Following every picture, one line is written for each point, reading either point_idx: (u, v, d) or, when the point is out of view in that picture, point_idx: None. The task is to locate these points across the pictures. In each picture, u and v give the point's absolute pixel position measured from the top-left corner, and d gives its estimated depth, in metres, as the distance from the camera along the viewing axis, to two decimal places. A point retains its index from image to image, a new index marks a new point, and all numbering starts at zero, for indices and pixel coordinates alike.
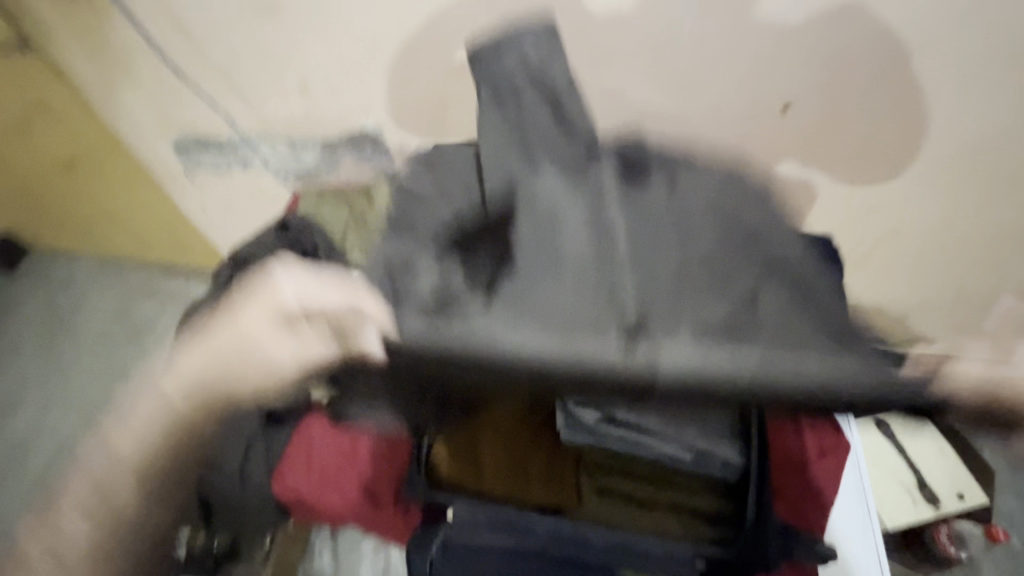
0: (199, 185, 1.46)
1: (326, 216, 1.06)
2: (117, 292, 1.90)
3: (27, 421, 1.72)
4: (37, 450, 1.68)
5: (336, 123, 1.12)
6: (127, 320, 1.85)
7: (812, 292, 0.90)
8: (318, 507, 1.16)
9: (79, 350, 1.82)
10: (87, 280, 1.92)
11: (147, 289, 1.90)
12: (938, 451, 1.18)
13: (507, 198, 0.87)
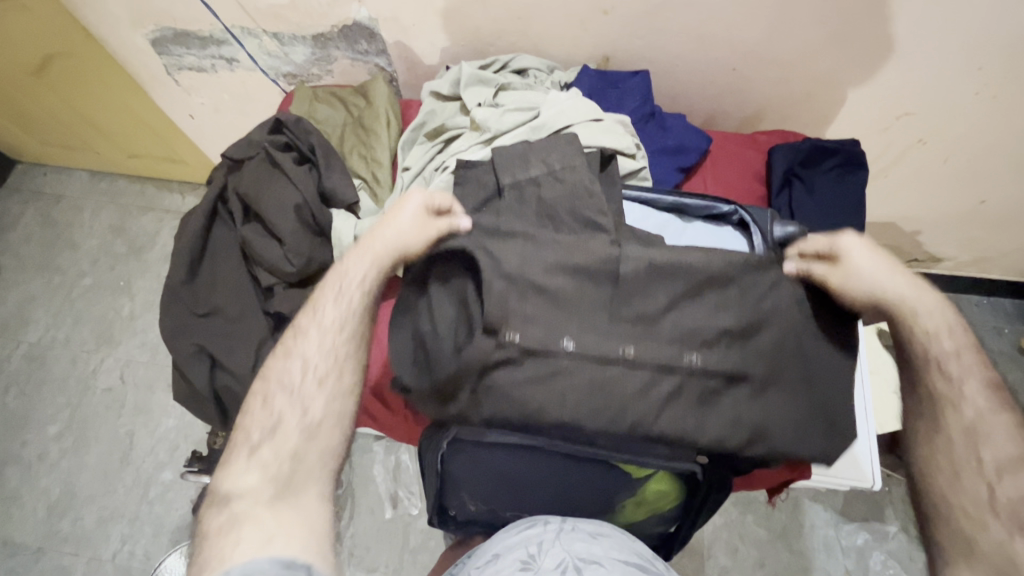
0: (185, 88, 1.37)
1: (320, 114, 0.98)
2: (113, 209, 1.85)
3: (39, 334, 1.69)
4: (54, 358, 1.65)
5: (329, 15, 1.04)
6: (125, 236, 1.80)
7: (821, 194, 0.91)
8: None
9: (79, 265, 1.77)
10: (83, 196, 1.88)
11: (143, 205, 1.85)
12: None
13: (520, 101, 0.87)
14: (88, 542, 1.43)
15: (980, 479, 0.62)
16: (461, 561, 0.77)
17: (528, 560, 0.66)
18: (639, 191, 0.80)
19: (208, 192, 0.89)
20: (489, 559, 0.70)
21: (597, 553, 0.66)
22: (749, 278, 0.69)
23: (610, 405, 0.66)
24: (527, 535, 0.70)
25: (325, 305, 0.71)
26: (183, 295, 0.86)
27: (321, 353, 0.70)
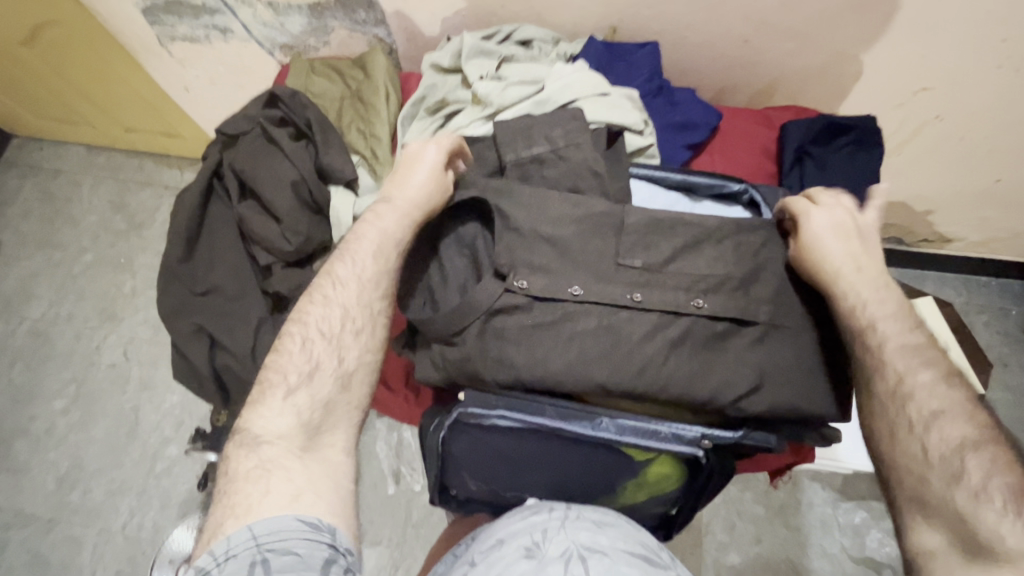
0: (179, 60, 1.33)
1: (317, 87, 0.95)
2: (112, 184, 1.83)
3: (42, 310, 1.69)
4: (58, 334, 1.65)
5: None
6: (124, 212, 1.79)
7: (834, 174, 0.89)
8: None
9: (79, 241, 1.76)
10: (81, 171, 1.85)
11: (142, 180, 1.82)
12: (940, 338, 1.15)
13: (525, 73, 0.84)
14: (98, 514, 1.45)
15: (912, 436, 0.57)
16: (463, 545, 0.77)
17: (533, 547, 0.66)
18: (646, 168, 0.78)
19: (203, 169, 0.87)
20: (492, 545, 0.69)
21: (603, 542, 0.66)
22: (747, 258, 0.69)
23: (615, 352, 0.65)
24: (532, 523, 0.70)
25: (356, 251, 0.68)
26: (181, 272, 0.85)
27: (350, 304, 0.66)
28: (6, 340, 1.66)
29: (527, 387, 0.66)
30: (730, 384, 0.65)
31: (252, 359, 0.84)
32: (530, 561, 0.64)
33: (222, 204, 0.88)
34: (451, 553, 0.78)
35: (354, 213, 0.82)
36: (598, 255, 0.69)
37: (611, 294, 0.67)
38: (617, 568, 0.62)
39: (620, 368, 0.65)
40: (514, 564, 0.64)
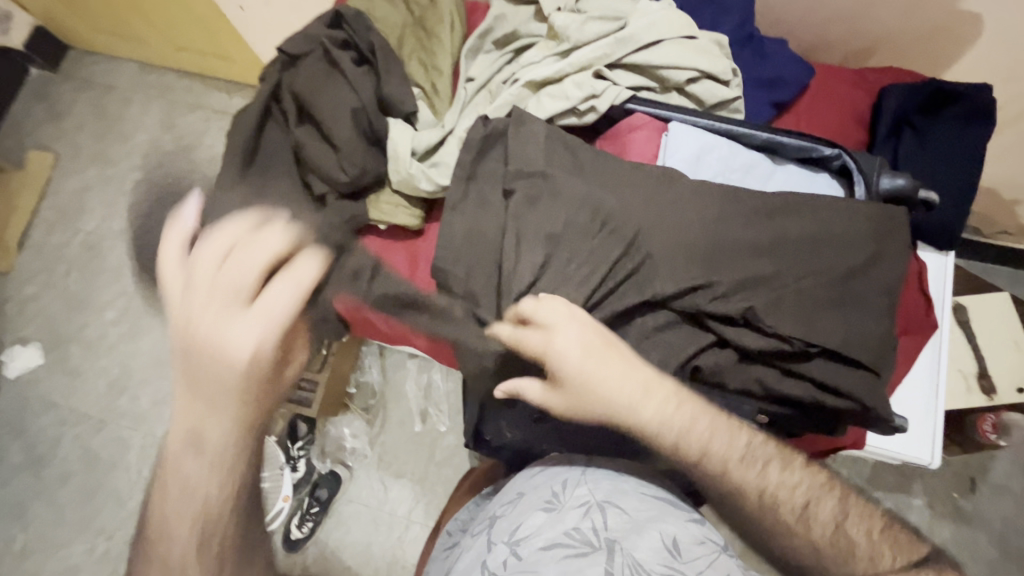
0: None
1: (378, 12, 0.87)
2: (161, 104, 1.83)
3: (96, 223, 1.74)
4: (109, 248, 1.71)
5: None
6: (173, 133, 1.79)
7: (935, 148, 0.81)
8: (368, 325, 0.87)
9: (130, 158, 1.79)
10: (132, 88, 1.86)
11: (191, 102, 1.81)
12: (1010, 338, 1.07)
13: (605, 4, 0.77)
14: (144, 420, 1.54)
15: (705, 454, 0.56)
16: (488, 494, 0.80)
17: (552, 500, 0.65)
18: (728, 123, 0.70)
19: (261, 89, 0.85)
20: (511, 498, 0.69)
21: (624, 492, 0.65)
22: (834, 220, 0.62)
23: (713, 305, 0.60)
24: (551, 475, 0.69)
25: (228, 361, 0.58)
26: (235, 194, 0.84)
27: (196, 370, 0.59)
28: (60, 249, 1.72)
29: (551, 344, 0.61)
30: (855, 343, 0.59)
31: None
32: (548, 514, 0.63)
33: (277, 128, 0.86)
34: (473, 500, 0.82)
35: (412, 148, 0.79)
36: (670, 215, 0.63)
37: (677, 264, 0.61)
38: (633, 518, 0.62)
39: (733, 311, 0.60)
40: (532, 517, 0.64)
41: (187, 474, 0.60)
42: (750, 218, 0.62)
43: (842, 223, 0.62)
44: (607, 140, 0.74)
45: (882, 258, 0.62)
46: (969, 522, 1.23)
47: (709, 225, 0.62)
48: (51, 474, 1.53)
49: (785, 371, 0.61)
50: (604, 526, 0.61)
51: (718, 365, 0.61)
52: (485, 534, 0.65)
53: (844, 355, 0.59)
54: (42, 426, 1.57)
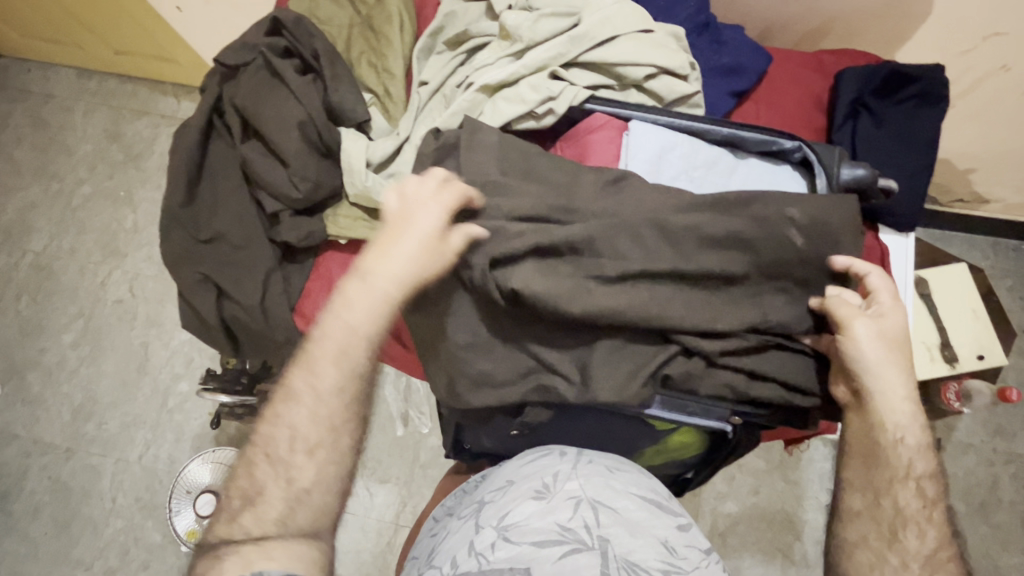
0: None
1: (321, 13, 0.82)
2: (105, 111, 1.73)
3: (44, 243, 1.65)
4: (62, 268, 1.62)
5: None
6: (120, 142, 1.70)
7: (893, 132, 0.81)
8: None
9: (76, 171, 1.69)
10: (70, 97, 1.75)
11: (136, 108, 1.72)
12: (970, 308, 1.09)
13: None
14: (114, 445, 1.49)
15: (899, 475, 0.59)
16: (474, 481, 0.77)
17: (542, 490, 0.64)
18: (687, 119, 0.69)
19: (201, 103, 0.79)
20: (501, 486, 0.68)
21: (615, 490, 0.64)
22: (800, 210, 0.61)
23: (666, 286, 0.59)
24: (542, 466, 0.67)
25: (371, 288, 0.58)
26: (183, 215, 0.79)
27: (378, 304, 0.58)
28: (9, 272, 1.63)
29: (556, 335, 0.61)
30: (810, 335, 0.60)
31: (261, 311, 0.79)
32: (539, 503, 0.62)
33: (223, 143, 0.81)
34: (459, 486, 0.79)
35: (367, 160, 0.75)
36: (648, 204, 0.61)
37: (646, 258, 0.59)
38: (623, 518, 0.61)
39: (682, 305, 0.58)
40: (522, 506, 0.62)
41: (287, 418, 0.58)
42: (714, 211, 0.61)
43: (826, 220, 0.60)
44: (568, 143, 0.72)
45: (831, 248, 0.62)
46: None
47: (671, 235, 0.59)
48: (21, 508, 1.46)
49: (752, 374, 0.59)
50: (595, 522, 0.60)
51: (687, 374, 0.59)
52: (474, 519, 0.64)
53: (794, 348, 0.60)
54: (7, 458, 1.50)
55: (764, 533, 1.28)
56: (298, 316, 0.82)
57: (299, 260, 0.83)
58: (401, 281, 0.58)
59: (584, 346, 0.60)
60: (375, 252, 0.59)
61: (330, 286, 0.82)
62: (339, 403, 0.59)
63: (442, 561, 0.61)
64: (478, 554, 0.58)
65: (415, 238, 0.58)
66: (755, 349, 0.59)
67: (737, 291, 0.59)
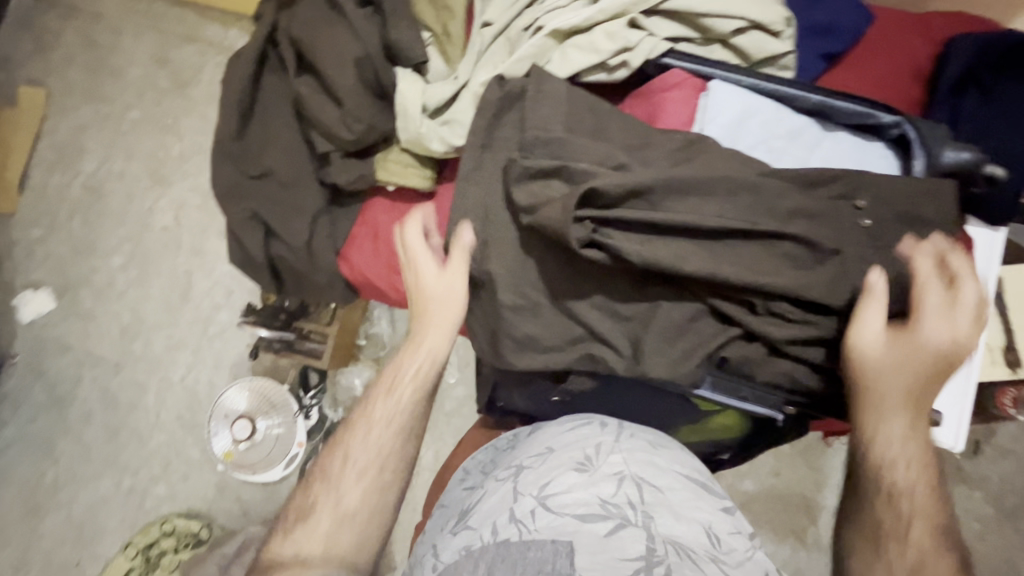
0: None
1: None
2: (154, 35, 1.70)
3: (95, 165, 1.68)
4: (111, 191, 1.66)
5: None
6: (168, 68, 1.69)
7: (1000, 112, 0.73)
8: (378, 291, 0.83)
9: (125, 95, 1.70)
10: (121, 17, 1.73)
11: (185, 34, 1.69)
12: None
13: None
14: (159, 365, 1.56)
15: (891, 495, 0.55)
16: (506, 441, 0.76)
17: (584, 462, 0.62)
18: (774, 83, 0.63)
19: (256, 31, 0.76)
20: (540, 452, 0.66)
21: (657, 469, 0.62)
22: (893, 192, 0.56)
23: (730, 232, 0.54)
24: (582, 436, 0.66)
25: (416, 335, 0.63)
26: (234, 149, 0.78)
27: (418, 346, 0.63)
28: (61, 191, 1.68)
29: (619, 300, 0.58)
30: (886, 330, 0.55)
31: (308, 253, 0.79)
32: (581, 475, 0.60)
33: (276, 75, 0.79)
34: (491, 444, 0.77)
35: (423, 105, 0.71)
36: (719, 166, 0.57)
37: (718, 219, 0.54)
38: (671, 499, 0.59)
39: (748, 264, 0.54)
40: (564, 475, 0.60)
41: (353, 459, 0.61)
42: (795, 184, 0.56)
43: (915, 203, 0.55)
44: (637, 101, 0.66)
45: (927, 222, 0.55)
46: (968, 481, 1.24)
47: (739, 203, 0.55)
48: (74, 414, 1.57)
49: (813, 366, 0.56)
50: (640, 500, 0.58)
51: (744, 358, 0.57)
52: (512, 483, 0.62)
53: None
54: (62, 366, 1.60)
55: (778, 513, 1.27)
56: (343, 261, 0.81)
57: (346, 203, 0.82)
58: (439, 321, 0.62)
59: (640, 320, 0.58)
60: (416, 313, 0.63)
61: (376, 233, 0.81)
62: (397, 431, 0.63)
63: (478, 525, 0.59)
64: (518, 521, 0.56)
65: (440, 284, 0.62)
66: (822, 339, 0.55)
67: (824, 270, 0.54)
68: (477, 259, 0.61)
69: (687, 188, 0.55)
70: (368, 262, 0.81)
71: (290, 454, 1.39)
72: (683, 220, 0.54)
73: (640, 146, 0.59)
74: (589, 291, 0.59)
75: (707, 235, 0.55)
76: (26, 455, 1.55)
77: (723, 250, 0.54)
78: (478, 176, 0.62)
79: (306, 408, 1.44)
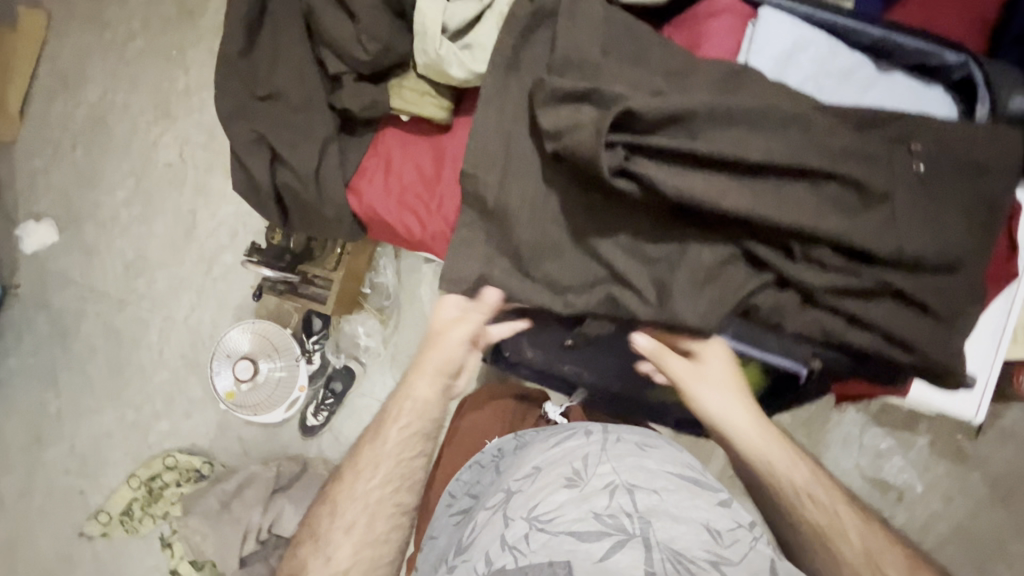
0: None
1: None
2: None
3: (97, 95, 1.62)
4: (114, 124, 1.61)
5: None
6: None
7: None
8: (388, 229, 0.79)
9: (128, 21, 1.62)
10: None
11: None
12: None
13: None
14: (162, 304, 1.55)
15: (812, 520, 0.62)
16: (490, 457, 0.79)
17: (573, 477, 0.61)
18: (832, 14, 0.58)
19: None
20: (528, 475, 0.66)
21: (650, 475, 0.59)
22: (953, 136, 0.51)
23: (773, 170, 0.50)
24: (570, 452, 0.65)
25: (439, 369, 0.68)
26: (241, 66, 0.73)
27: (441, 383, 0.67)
28: (64, 121, 1.62)
29: (647, 236, 0.55)
30: (934, 285, 0.50)
31: (315, 182, 0.75)
32: (570, 488, 0.59)
33: None
34: (474, 461, 0.80)
35: (444, 25, 0.66)
36: (768, 96, 0.53)
37: (762, 152, 0.50)
38: (666, 501, 0.55)
39: (790, 206, 0.49)
40: (552, 490, 0.59)
41: (360, 493, 0.64)
42: (845, 120, 0.52)
43: (978, 147, 0.51)
44: (679, 29, 0.61)
45: (989, 170, 0.50)
46: (968, 463, 1.22)
47: (787, 139, 0.50)
48: (77, 348, 1.57)
49: (852, 320, 0.52)
50: (633, 507, 0.54)
51: (777, 308, 0.53)
52: (503, 509, 0.61)
53: (915, 299, 0.50)
54: (65, 300, 1.59)
55: None
56: (353, 194, 0.78)
57: (357, 132, 0.78)
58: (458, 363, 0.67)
59: (666, 262, 0.55)
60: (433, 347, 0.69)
61: (387, 165, 0.77)
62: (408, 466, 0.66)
63: (473, 556, 0.57)
64: (511, 546, 0.55)
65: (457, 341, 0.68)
66: (865, 292, 0.51)
67: (872, 215, 0.50)
68: (495, 188, 0.57)
69: (730, 120, 0.51)
70: (379, 196, 0.77)
71: (291, 397, 1.41)
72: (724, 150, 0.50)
73: (684, 72, 0.54)
74: (613, 230, 0.56)
75: (748, 171, 0.50)
76: (31, 387, 1.56)
77: (765, 190, 0.50)
78: (501, 100, 0.58)
79: (309, 352, 1.43)
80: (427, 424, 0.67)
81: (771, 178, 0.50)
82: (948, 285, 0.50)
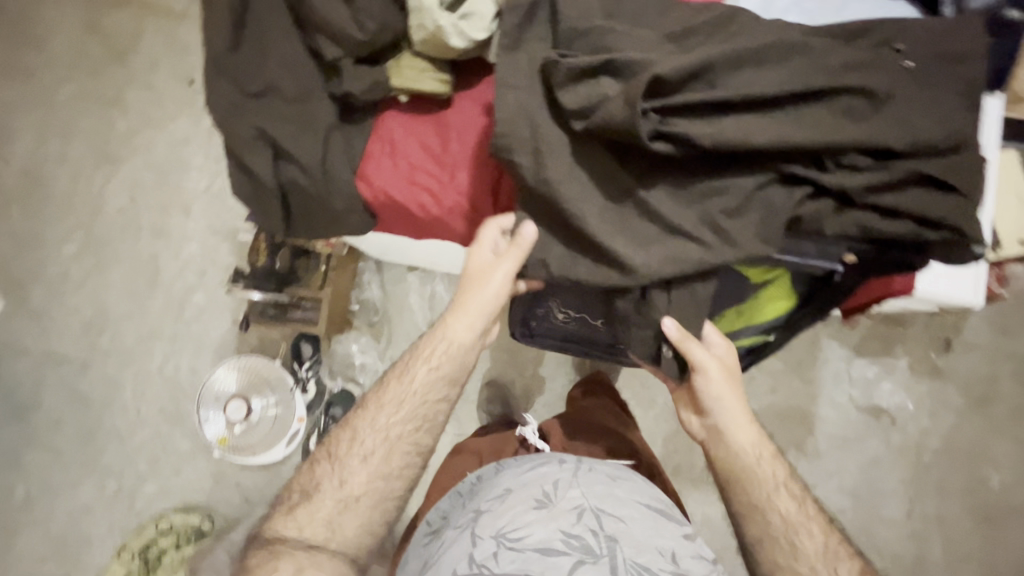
0: None
1: None
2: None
3: (29, 148, 1.52)
4: (52, 176, 1.51)
5: None
6: (100, 35, 1.53)
7: None
8: (406, 214, 0.79)
9: (54, 68, 1.53)
10: None
11: None
12: None
13: None
14: (132, 358, 1.45)
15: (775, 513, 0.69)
16: (468, 485, 0.79)
17: (543, 499, 0.65)
18: None
19: None
20: (498, 494, 0.69)
21: (616, 500, 0.66)
22: (932, 31, 0.57)
23: (788, 95, 0.54)
24: (543, 474, 0.70)
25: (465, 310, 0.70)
26: (231, 64, 0.72)
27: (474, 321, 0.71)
28: None
29: (690, 174, 0.58)
30: (949, 163, 0.55)
31: (322, 173, 0.74)
32: (540, 511, 0.64)
33: None
34: (455, 490, 0.80)
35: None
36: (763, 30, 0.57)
37: (773, 78, 0.54)
38: (632, 528, 0.62)
39: (811, 127, 0.53)
40: (524, 513, 0.63)
41: (382, 424, 0.69)
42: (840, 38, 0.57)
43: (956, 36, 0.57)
44: None
45: (968, 56, 0.56)
46: (945, 377, 1.30)
47: (793, 63, 0.55)
48: (40, 420, 1.44)
49: (885, 212, 0.56)
50: (600, 528, 0.61)
51: (820, 217, 0.57)
52: (471, 528, 0.64)
53: (937, 180, 0.55)
54: (19, 371, 1.46)
55: (780, 428, 1.30)
56: (363, 182, 0.76)
57: (358, 119, 0.77)
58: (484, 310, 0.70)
59: (707, 193, 0.58)
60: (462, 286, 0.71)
61: (393, 150, 0.77)
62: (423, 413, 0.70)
63: None
64: (480, 566, 0.59)
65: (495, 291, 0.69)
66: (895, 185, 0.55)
67: (884, 116, 0.54)
68: (528, 135, 0.58)
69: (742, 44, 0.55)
70: (392, 183, 0.76)
71: (291, 431, 1.32)
72: (742, 83, 0.54)
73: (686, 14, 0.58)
74: (653, 177, 0.59)
75: (764, 97, 0.54)
76: None
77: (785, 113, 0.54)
78: (517, 51, 0.60)
79: (303, 380, 1.35)
80: (454, 369, 0.71)
81: (786, 103, 0.55)
82: (959, 162, 0.55)
